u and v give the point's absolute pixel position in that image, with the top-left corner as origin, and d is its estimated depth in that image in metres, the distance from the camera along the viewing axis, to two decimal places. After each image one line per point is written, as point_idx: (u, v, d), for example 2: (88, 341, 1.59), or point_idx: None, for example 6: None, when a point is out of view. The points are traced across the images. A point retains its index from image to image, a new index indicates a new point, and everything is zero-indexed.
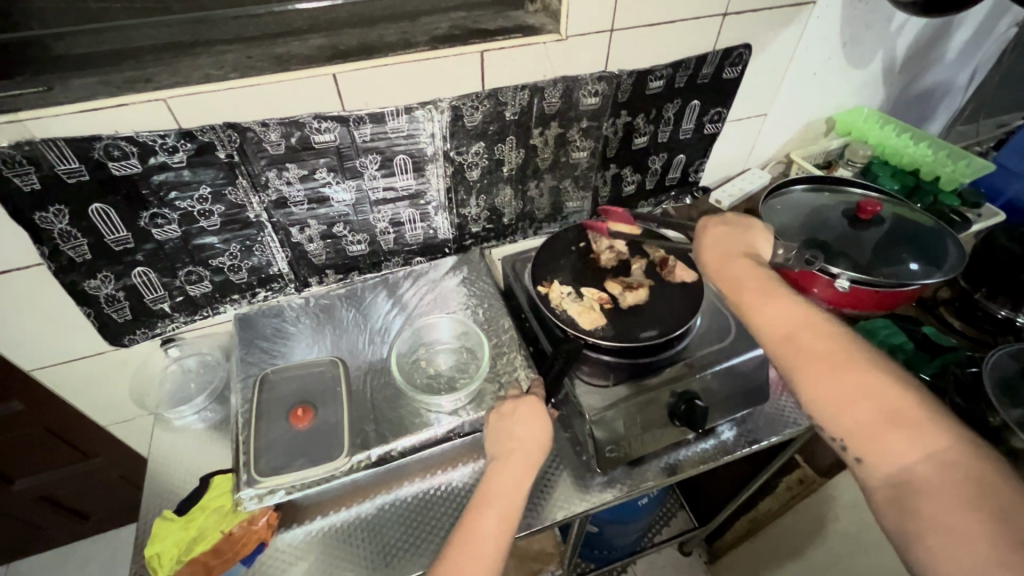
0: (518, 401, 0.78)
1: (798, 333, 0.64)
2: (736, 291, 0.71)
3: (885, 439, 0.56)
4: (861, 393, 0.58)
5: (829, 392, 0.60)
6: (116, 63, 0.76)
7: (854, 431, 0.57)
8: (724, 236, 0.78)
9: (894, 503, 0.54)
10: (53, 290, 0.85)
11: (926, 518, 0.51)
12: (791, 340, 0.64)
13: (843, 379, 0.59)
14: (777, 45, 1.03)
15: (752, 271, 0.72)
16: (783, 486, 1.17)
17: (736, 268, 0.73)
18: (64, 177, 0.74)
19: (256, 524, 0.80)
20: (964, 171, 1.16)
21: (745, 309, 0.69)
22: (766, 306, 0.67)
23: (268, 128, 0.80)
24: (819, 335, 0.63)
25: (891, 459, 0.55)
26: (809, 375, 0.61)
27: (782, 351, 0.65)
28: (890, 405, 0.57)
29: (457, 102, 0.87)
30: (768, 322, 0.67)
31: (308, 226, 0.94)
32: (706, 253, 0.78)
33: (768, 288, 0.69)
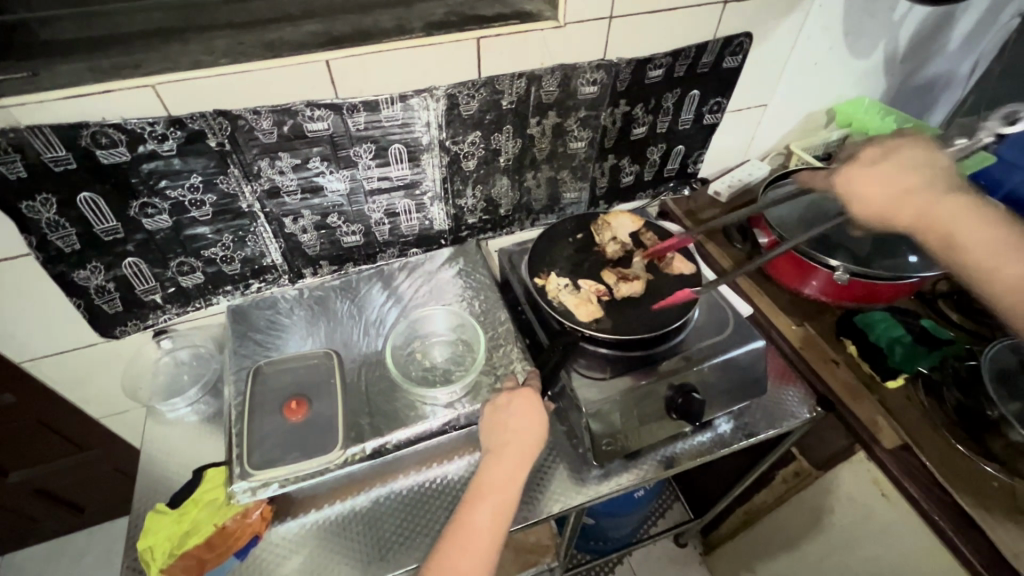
0: (513, 394, 0.77)
1: (1020, 273, 0.68)
2: (941, 242, 0.73)
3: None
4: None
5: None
6: (103, 48, 0.74)
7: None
8: (888, 176, 0.75)
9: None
10: (42, 281, 0.84)
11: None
12: (1011, 282, 0.68)
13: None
14: (778, 34, 1.02)
15: (955, 216, 0.72)
16: (779, 478, 1.14)
17: (938, 209, 0.72)
18: (51, 166, 0.73)
19: (249, 517, 0.79)
20: (965, 163, 1.15)
21: (960, 260, 0.72)
22: (977, 249, 0.70)
23: (259, 116, 0.78)
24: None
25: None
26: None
27: (1002, 295, 0.69)
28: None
29: (453, 90, 0.86)
30: (1013, 285, 0.68)
31: (302, 217, 0.93)
32: (877, 201, 0.75)
33: (981, 231, 0.71)
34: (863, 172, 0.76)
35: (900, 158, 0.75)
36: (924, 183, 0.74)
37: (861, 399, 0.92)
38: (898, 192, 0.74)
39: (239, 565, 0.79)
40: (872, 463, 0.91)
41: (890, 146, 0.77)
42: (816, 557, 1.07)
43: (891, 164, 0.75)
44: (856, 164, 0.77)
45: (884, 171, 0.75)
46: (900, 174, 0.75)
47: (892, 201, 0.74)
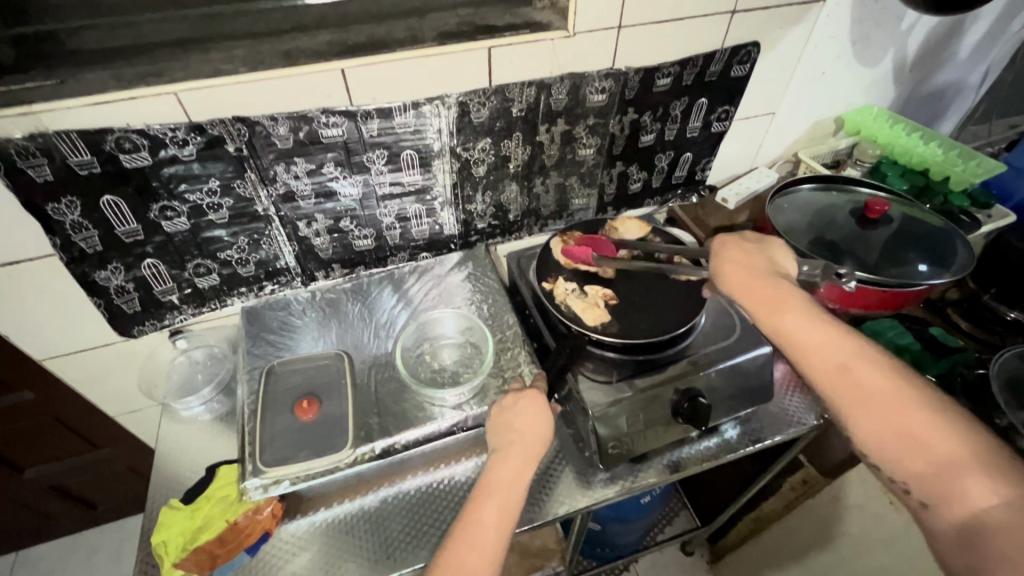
0: (520, 395, 0.79)
1: (811, 336, 0.67)
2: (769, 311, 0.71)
3: (871, 424, 0.61)
4: (875, 382, 0.62)
5: (851, 393, 0.63)
6: (129, 57, 0.76)
7: (871, 421, 0.61)
8: (738, 255, 0.78)
9: (923, 487, 0.57)
10: (63, 281, 0.86)
11: (954, 500, 0.55)
12: (804, 346, 0.67)
13: (860, 373, 0.63)
14: (787, 43, 1.03)
15: (785, 289, 0.72)
16: (786, 486, 1.14)
17: (771, 285, 0.73)
18: (76, 170, 0.75)
19: (260, 514, 0.81)
20: (975, 171, 1.15)
21: (778, 329, 0.70)
22: (793, 315, 0.69)
23: (276, 122, 0.80)
24: (817, 335, 0.67)
25: (901, 441, 0.59)
26: (859, 380, 0.63)
27: (811, 361, 0.67)
28: (895, 392, 0.62)
29: (464, 98, 0.88)
30: (814, 349, 0.67)
31: (315, 221, 0.95)
32: (739, 286, 0.75)
33: (797, 299, 0.71)
34: (728, 257, 0.78)
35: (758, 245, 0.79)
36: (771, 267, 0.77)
37: None
38: (755, 272, 0.75)
39: (250, 560, 0.81)
40: None
41: (746, 239, 0.81)
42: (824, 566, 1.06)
43: (744, 253, 0.78)
44: (724, 240, 0.81)
45: (746, 256, 0.78)
46: (755, 259, 0.78)
47: (750, 279, 0.75)
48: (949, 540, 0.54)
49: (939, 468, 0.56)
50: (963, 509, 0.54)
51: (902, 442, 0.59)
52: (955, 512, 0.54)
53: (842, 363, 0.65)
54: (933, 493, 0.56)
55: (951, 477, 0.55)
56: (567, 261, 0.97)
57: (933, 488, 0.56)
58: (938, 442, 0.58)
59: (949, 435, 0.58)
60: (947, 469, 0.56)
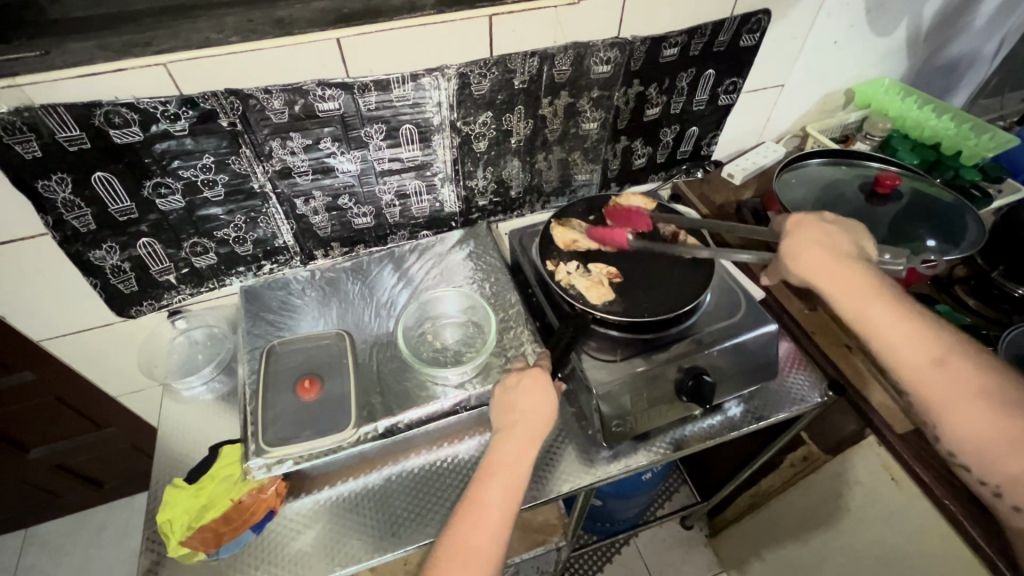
0: (522, 372, 0.77)
1: (893, 330, 0.68)
2: (853, 301, 0.71)
3: (964, 428, 0.63)
4: (965, 382, 0.63)
5: (935, 389, 0.65)
6: (115, 26, 0.73)
7: (958, 418, 0.64)
8: (818, 240, 0.76)
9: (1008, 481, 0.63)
10: (58, 261, 0.85)
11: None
12: (889, 329, 0.68)
13: (955, 368, 0.64)
14: (798, 11, 0.99)
15: (861, 275, 0.72)
16: (786, 462, 1.15)
17: (850, 272, 0.72)
18: (65, 145, 0.73)
19: (264, 492, 0.81)
20: (988, 145, 1.12)
21: (857, 319, 0.70)
22: (874, 304, 0.69)
23: (271, 95, 0.78)
24: (898, 332, 0.67)
25: (993, 438, 0.62)
26: (952, 377, 0.64)
27: (897, 346, 0.68)
28: (986, 391, 0.62)
29: (464, 69, 0.85)
30: (897, 341, 0.67)
31: (313, 198, 0.93)
32: (818, 263, 0.74)
33: (882, 290, 0.70)
34: (803, 239, 0.77)
35: (839, 225, 0.78)
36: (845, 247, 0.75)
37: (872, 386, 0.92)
38: (833, 253, 0.75)
39: (255, 538, 0.81)
40: (882, 448, 0.91)
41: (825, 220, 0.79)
42: (825, 540, 1.08)
43: (824, 237, 0.77)
44: (803, 219, 0.79)
45: (822, 233, 0.77)
46: (832, 239, 0.76)
47: (827, 262, 0.74)
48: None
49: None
50: None
51: (992, 441, 0.62)
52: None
53: (935, 358, 0.65)
54: (1016, 485, 0.62)
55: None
56: (564, 244, 0.94)
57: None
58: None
59: None
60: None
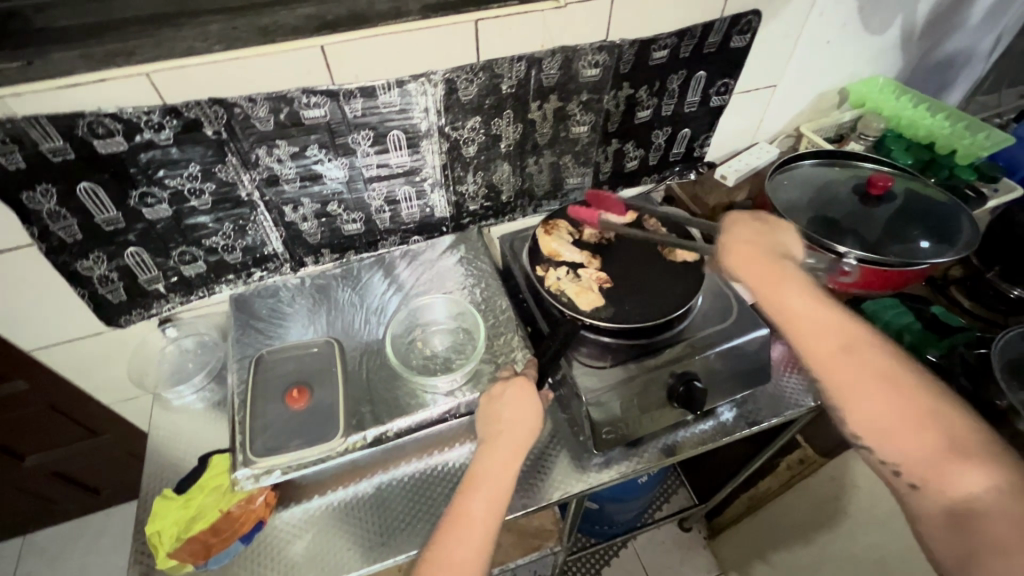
0: (508, 383, 0.77)
1: (812, 321, 0.66)
2: (773, 292, 0.69)
3: (873, 411, 0.60)
4: (872, 368, 0.61)
5: (845, 377, 0.62)
6: (97, 36, 0.72)
7: (870, 406, 0.60)
8: (753, 236, 0.77)
9: (917, 469, 0.57)
10: (45, 271, 0.84)
11: (945, 480, 0.55)
12: (809, 321, 0.66)
13: (861, 356, 0.62)
14: (789, 12, 0.99)
15: (784, 270, 0.71)
16: (783, 466, 1.14)
17: (774, 268, 0.71)
18: (49, 156, 0.73)
19: (254, 503, 0.81)
20: (983, 144, 1.10)
21: (783, 311, 0.68)
22: (794, 298, 0.68)
23: (256, 103, 0.77)
24: (815, 317, 0.66)
25: (901, 426, 0.58)
26: (859, 366, 0.61)
27: (809, 337, 0.65)
28: (892, 376, 0.60)
29: (451, 75, 0.84)
30: (817, 333, 0.65)
31: (301, 205, 0.92)
32: (744, 260, 0.74)
33: (802, 285, 0.69)
34: (738, 235, 0.77)
35: (770, 224, 0.79)
36: (769, 247, 0.76)
37: None
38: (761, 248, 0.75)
39: (245, 549, 0.81)
40: None
41: (756, 217, 0.80)
42: (822, 544, 1.07)
43: (758, 236, 0.77)
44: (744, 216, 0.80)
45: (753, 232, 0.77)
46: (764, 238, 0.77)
47: (755, 257, 0.73)
48: (938, 520, 0.55)
49: (936, 456, 0.56)
50: (955, 490, 0.54)
51: (899, 427, 0.58)
52: (944, 496, 0.55)
53: (843, 346, 0.63)
54: (927, 475, 0.56)
55: (948, 464, 0.55)
56: (550, 251, 0.94)
57: (928, 473, 0.56)
58: (941, 426, 0.57)
59: (948, 420, 0.57)
60: (936, 450, 0.56)
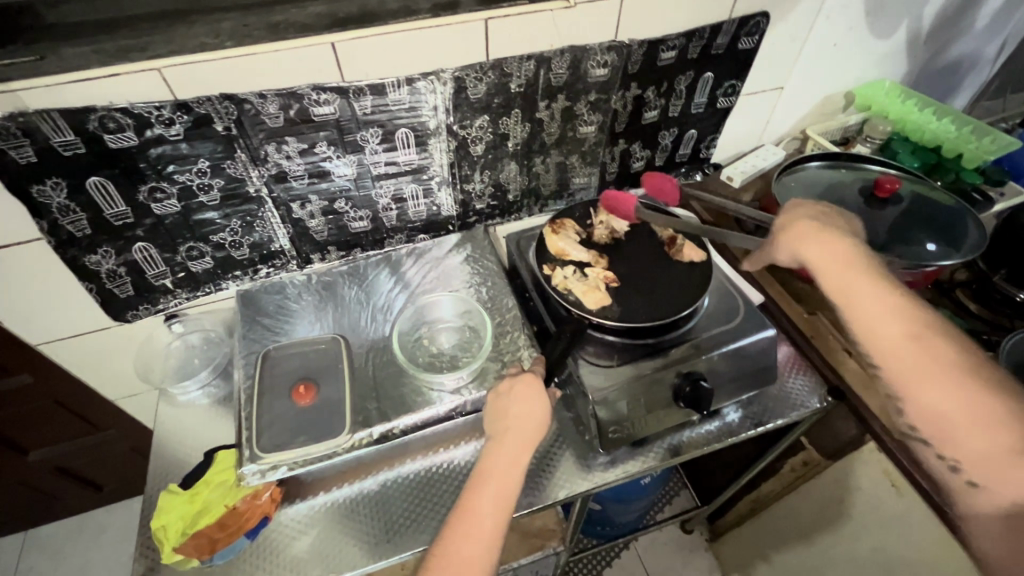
0: (515, 378, 0.76)
1: (877, 303, 0.64)
2: (840, 275, 0.68)
3: (926, 397, 0.58)
4: (943, 357, 0.58)
5: (906, 359, 0.60)
6: (109, 31, 0.73)
7: (925, 394, 0.58)
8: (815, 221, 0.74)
9: (977, 468, 0.55)
10: (53, 265, 0.85)
11: (1014, 488, 0.53)
12: (875, 301, 0.64)
13: (930, 344, 0.60)
14: (797, 14, 0.99)
15: (855, 256, 0.69)
16: (787, 467, 1.15)
17: (839, 253, 0.70)
18: (60, 150, 0.73)
19: (260, 498, 0.81)
20: (988, 148, 1.11)
21: (846, 294, 0.66)
22: (863, 283, 0.66)
23: (266, 100, 0.78)
24: (887, 301, 0.63)
25: (961, 420, 0.56)
26: (927, 353, 0.59)
27: (871, 315, 0.63)
28: (959, 367, 0.58)
29: (460, 73, 0.84)
30: (880, 315, 0.63)
31: (309, 202, 0.92)
32: (807, 242, 0.73)
33: (877, 273, 0.67)
34: (801, 218, 0.76)
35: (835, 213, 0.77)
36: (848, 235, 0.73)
37: (870, 389, 0.91)
38: (827, 233, 0.72)
39: (249, 545, 0.81)
40: (882, 453, 0.90)
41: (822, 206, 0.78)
42: (826, 547, 1.07)
43: (821, 221, 0.75)
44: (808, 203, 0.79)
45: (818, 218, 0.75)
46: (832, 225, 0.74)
47: (818, 241, 0.72)
48: (999, 529, 0.54)
49: (995, 455, 0.54)
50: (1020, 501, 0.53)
51: (963, 420, 0.56)
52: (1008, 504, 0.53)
53: (913, 333, 0.61)
54: (986, 475, 0.55)
55: (1008, 468, 0.53)
56: (556, 250, 0.94)
57: (989, 473, 0.54)
58: (998, 426, 0.54)
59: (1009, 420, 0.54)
60: (1000, 450, 0.53)
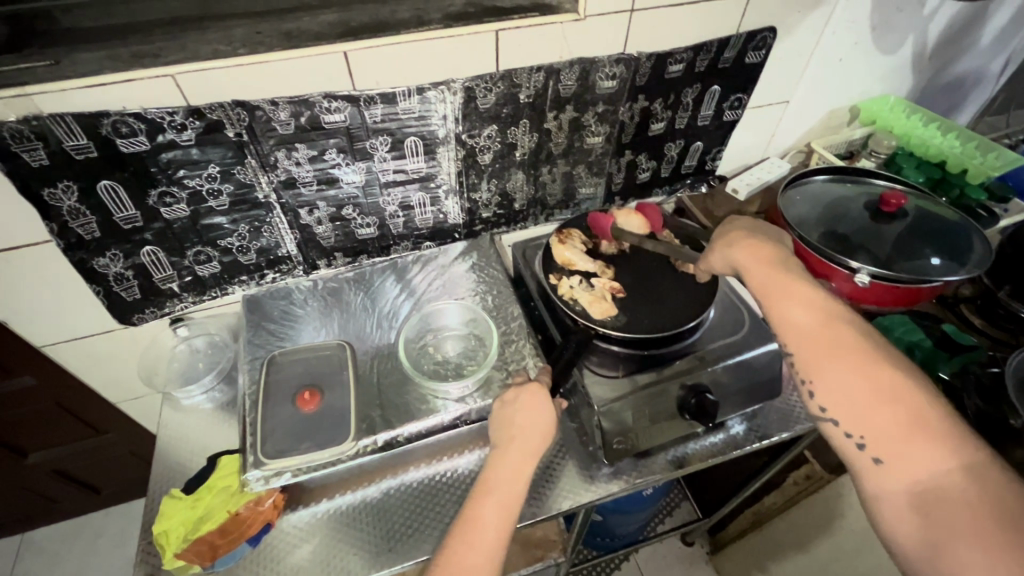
0: (521, 388, 0.76)
1: (794, 296, 0.67)
2: (764, 271, 0.71)
3: (838, 380, 0.60)
4: (848, 342, 0.62)
5: (819, 346, 0.63)
6: (124, 37, 0.74)
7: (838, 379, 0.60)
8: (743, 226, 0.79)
9: (881, 445, 0.56)
10: (61, 268, 0.85)
11: (912, 460, 0.54)
12: (793, 295, 0.67)
13: (839, 331, 0.63)
14: (803, 30, 1.00)
15: (777, 255, 0.73)
16: (791, 480, 1.14)
17: (763, 251, 0.73)
18: (72, 154, 0.74)
19: (262, 505, 0.80)
20: (994, 164, 1.12)
21: (769, 288, 0.70)
22: (783, 278, 0.69)
23: (277, 107, 0.78)
24: (801, 295, 0.67)
25: (869, 400, 0.58)
26: (837, 340, 0.62)
27: (790, 307, 0.67)
28: (864, 353, 0.61)
29: (470, 83, 0.85)
30: (798, 306, 0.67)
31: (317, 208, 0.93)
32: (735, 243, 0.76)
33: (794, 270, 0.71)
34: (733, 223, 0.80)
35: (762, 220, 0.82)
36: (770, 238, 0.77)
37: None
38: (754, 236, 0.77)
39: (251, 552, 0.80)
40: None
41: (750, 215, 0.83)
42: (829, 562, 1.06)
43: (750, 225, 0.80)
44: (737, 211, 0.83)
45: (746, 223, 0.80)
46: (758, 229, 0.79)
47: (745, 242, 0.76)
48: (900, 502, 0.54)
49: (898, 431, 0.56)
50: (920, 473, 0.53)
51: (869, 400, 0.58)
52: (908, 478, 0.54)
53: (823, 323, 0.64)
54: (889, 452, 0.56)
55: (909, 442, 0.55)
56: (563, 260, 0.94)
57: (891, 449, 0.55)
58: (901, 404, 0.57)
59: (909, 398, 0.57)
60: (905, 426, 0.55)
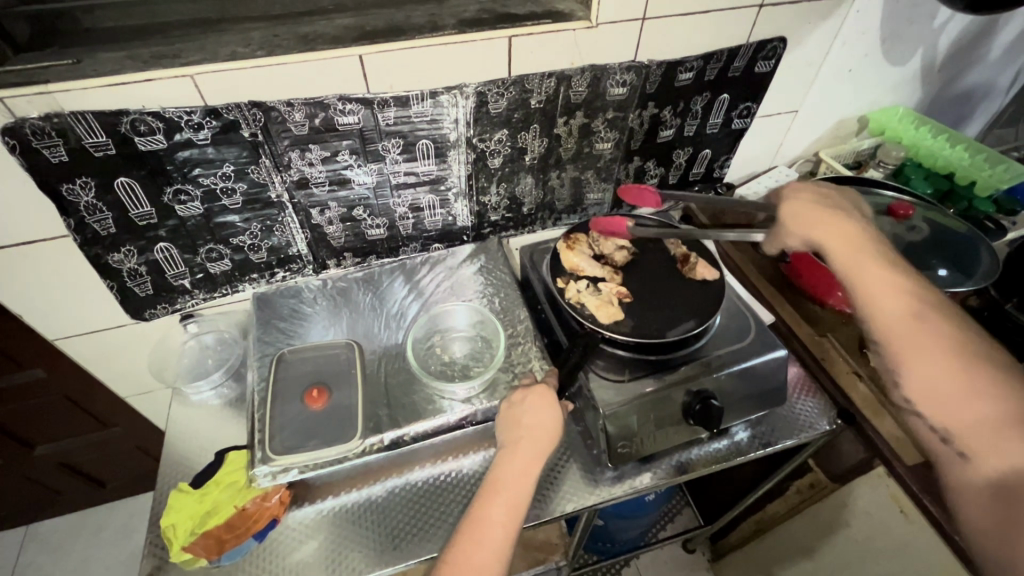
0: (527, 390, 0.77)
1: (876, 283, 0.68)
2: (848, 258, 0.72)
3: (925, 370, 0.62)
4: (932, 333, 0.62)
5: (902, 335, 0.64)
6: (144, 38, 0.75)
7: (917, 367, 0.62)
8: (815, 206, 0.79)
9: (965, 437, 0.58)
10: (76, 262, 0.86)
11: (999, 454, 0.56)
12: (875, 282, 0.68)
13: (925, 321, 0.64)
14: (813, 40, 1.01)
15: (861, 239, 0.73)
16: (793, 489, 1.14)
17: (845, 237, 0.74)
18: (91, 151, 0.75)
19: (269, 501, 0.81)
20: (1002, 176, 1.13)
21: (853, 274, 0.71)
22: (865, 265, 0.70)
23: (292, 108, 0.80)
24: (888, 283, 0.68)
25: (956, 392, 0.59)
26: (922, 330, 0.63)
27: (873, 294, 0.68)
28: (952, 343, 0.61)
29: (482, 88, 0.86)
30: (881, 293, 0.67)
31: (328, 208, 0.94)
32: (818, 228, 0.77)
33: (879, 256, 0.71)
34: (804, 203, 0.80)
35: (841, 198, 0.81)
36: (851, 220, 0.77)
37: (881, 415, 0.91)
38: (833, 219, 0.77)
39: (257, 547, 0.81)
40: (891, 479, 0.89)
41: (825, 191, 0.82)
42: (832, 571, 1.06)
43: (824, 203, 0.80)
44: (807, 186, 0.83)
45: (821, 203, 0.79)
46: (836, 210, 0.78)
47: (825, 227, 0.76)
48: (982, 492, 0.57)
49: (982, 425, 0.57)
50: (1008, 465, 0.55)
51: (954, 394, 0.59)
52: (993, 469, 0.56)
53: (908, 312, 0.65)
54: (975, 445, 0.57)
55: (996, 437, 0.56)
56: (571, 265, 0.94)
57: (973, 441, 0.58)
58: (987, 399, 0.58)
59: (998, 392, 0.57)
60: (989, 420, 0.57)
